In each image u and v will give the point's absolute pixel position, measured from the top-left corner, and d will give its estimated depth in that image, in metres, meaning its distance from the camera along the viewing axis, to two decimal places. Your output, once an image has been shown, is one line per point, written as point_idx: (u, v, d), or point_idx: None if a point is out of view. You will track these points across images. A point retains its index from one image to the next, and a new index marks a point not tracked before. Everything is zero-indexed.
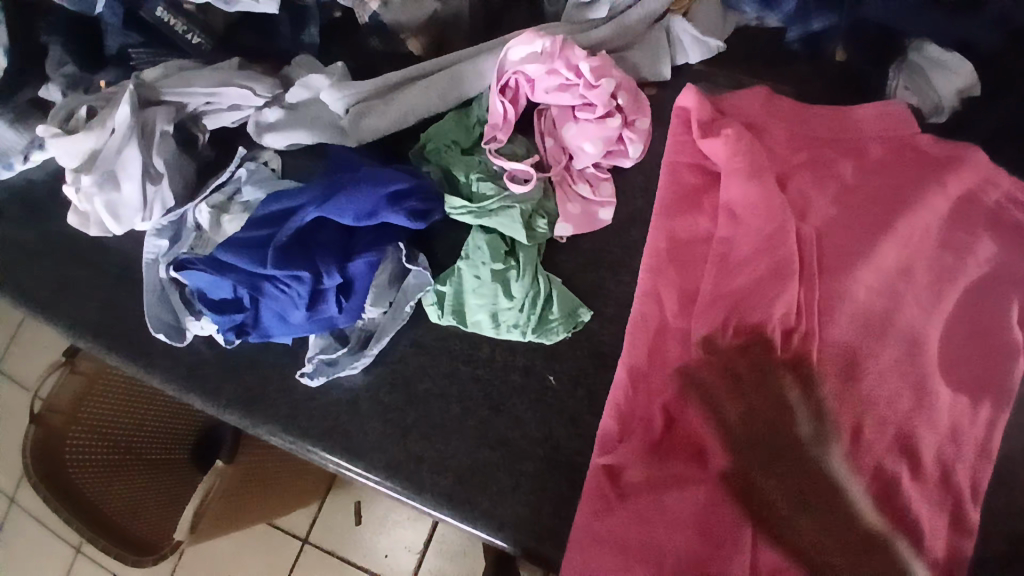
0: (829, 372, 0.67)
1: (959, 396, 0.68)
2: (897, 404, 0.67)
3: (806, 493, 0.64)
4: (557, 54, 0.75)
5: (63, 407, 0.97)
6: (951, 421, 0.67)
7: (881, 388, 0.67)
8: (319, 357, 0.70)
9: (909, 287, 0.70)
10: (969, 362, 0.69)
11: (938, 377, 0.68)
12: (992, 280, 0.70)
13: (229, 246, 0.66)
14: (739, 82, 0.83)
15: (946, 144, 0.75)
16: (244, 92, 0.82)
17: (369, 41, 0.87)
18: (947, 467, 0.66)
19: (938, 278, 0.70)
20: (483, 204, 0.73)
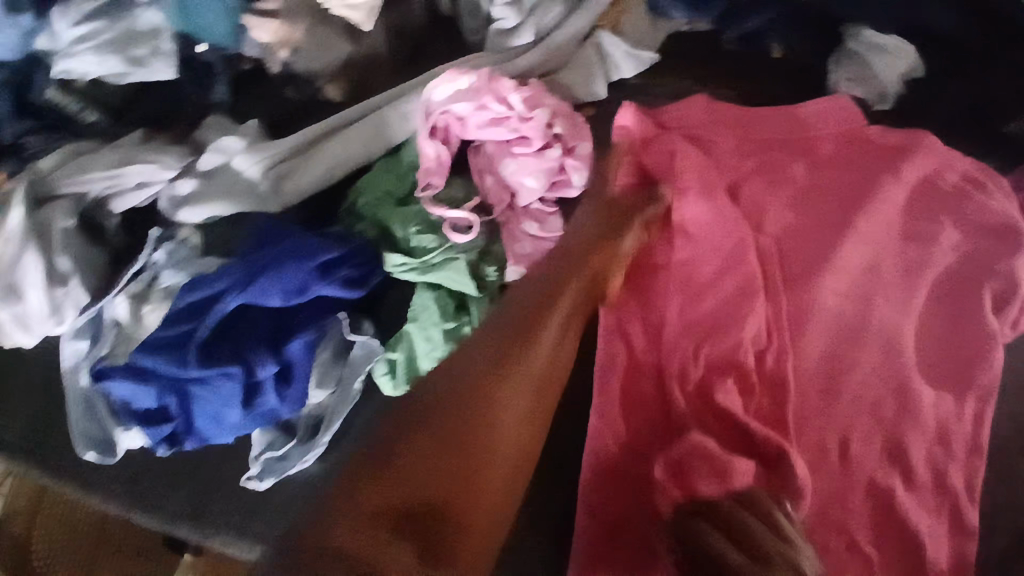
0: (810, 389, 0.64)
1: (945, 392, 0.65)
2: (881, 410, 0.64)
3: (800, 522, 0.61)
4: (484, 89, 0.70)
5: None
6: (941, 421, 0.64)
7: (861, 396, 0.64)
8: (266, 455, 0.65)
9: (876, 287, 0.67)
10: (948, 354, 0.66)
11: (920, 377, 0.65)
12: (959, 266, 0.68)
13: (147, 349, 0.62)
14: (680, 90, 0.78)
15: (896, 132, 0.73)
16: (149, 167, 0.76)
17: (284, 92, 0.78)
18: (944, 469, 0.63)
19: (906, 274, 0.68)
20: (426, 258, 0.68)
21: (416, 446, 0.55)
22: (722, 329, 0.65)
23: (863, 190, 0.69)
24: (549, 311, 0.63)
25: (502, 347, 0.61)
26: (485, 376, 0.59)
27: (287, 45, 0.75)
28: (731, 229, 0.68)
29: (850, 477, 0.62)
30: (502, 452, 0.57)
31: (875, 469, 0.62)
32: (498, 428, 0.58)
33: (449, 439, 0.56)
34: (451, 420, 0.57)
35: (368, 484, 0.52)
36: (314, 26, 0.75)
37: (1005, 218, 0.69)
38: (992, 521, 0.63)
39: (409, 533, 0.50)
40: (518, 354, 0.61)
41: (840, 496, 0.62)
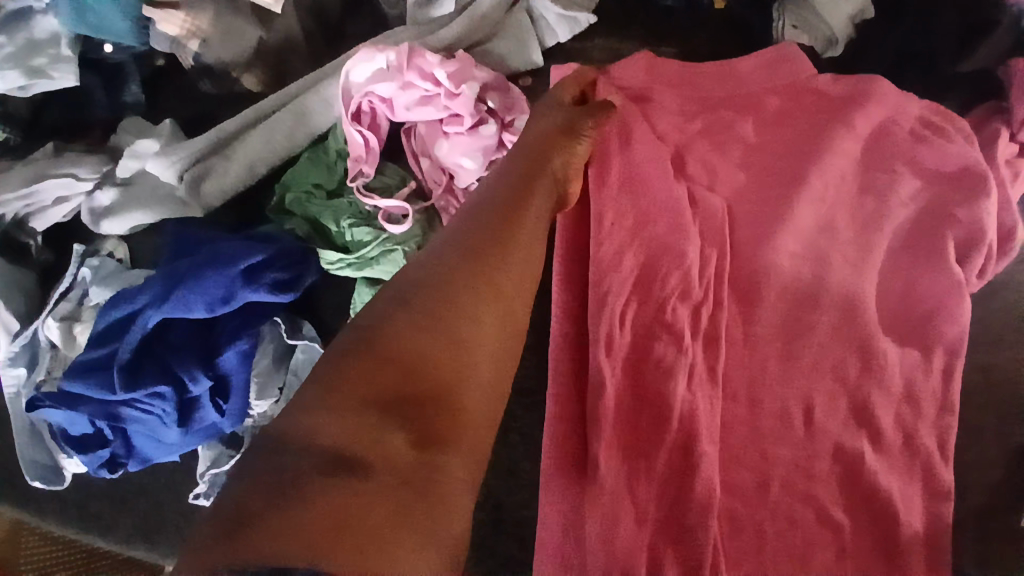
0: (770, 356, 0.62)
1: (910, 348, 0.63)
2: (845, 372, 0.62)
3: (766, 493, 0.59)
4: (406, 66, 0.66)
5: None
6: (907, 380, 0.62)
7: (823, 360, 0.62)
8: (212, 472, 0.62)
9: (833, 245, 0.65)
10: (912, 309, 0.64)
11: (884, 336, 0.62)
12: (919, 217, 0.66)
13: (71, 374, 0.57)
14: (618, 53, 0.75)
15: (847, 79, 0.69)
16: (65, 180, 0.70)
17: (200, 85, 0.76)
18: (913, 427, 0.61)
19: (862, 228, 0.65)
20: (362, 253, 0.64)
21: (386, 331, 0.46)
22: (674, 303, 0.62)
23: (812, 144, 0.66)
24: (525, 197, 0.57)
25: (481, 224, 0.54)
26: (465, 251, 0.52)
27: (195, 36, 0.70)
28: (676, 197, 0.65)
29: (815, 445, 0.60)
30: (482, 330, 0.49)
31: (839, 436, 0.60)
32: (476, 308, 0.50)
33: (424, 315, 0.48)
34: (428, 296, 0.49)
35: (333, 385, 0.43)
36: (221, 12, 0.70)
37: (965, 160, 0.65)
38: (962, 476, 0.62)
39: (366, 460, 0.41)
40: (502, 230, 0.54)
41: (806, 465, 0.60)
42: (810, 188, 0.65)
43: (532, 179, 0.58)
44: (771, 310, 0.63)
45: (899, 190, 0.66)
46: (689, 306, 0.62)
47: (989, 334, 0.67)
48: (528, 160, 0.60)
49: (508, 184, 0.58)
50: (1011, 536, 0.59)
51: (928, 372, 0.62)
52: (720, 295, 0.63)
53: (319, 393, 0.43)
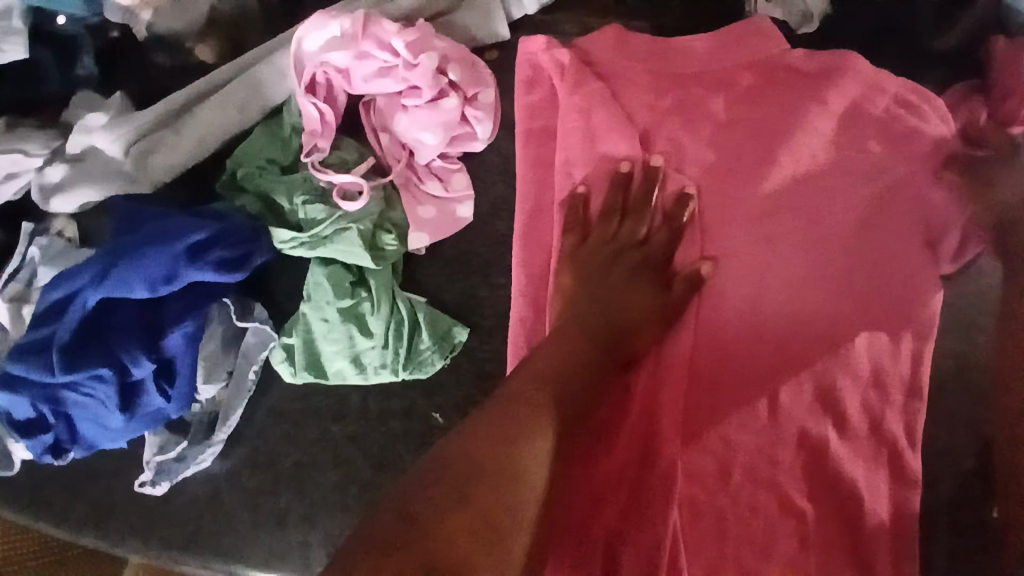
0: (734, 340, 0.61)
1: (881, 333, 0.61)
2: (812, 356, 0.60)
3: (727, 479, 0.59)
4: (361, 34, 0.63)
5: None
6: (876, 365, 0.60)
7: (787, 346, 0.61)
8: (158, 459, 0.60)
9: (800, 230, 0.63)
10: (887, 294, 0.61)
11: (856, 322, 0.61)
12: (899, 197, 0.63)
13: (12, 355, 0.55)
14: (589, 25, 0.72)
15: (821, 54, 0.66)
16: (13, 156, 0.68)
17: (153, 56, 0.73)
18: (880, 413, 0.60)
19: (839, 210, 0.63)
20: (315, 231, 0.61)
21: (471, 487, 0.45)
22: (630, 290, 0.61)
23: (781, 124, 0.64)
24: (601, 357, 0.58)
25: (550, 382, 0.54)
26: (539, 411, 0.52)
27: (148, 6, 0.70)
28: (640, 182, 0.64)
29: (779, 431, 0.59)
30: (533, 504, 0.47)
31: (804, 422, 0.59)
32: (533, 479, 0.48)
33: (496, 479, 0.47)
34: (505, 456, 0.48)
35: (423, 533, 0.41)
36: None
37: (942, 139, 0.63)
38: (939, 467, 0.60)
39: None
40: (566, 394, 0.55)
41: (769, 452, 0.59)
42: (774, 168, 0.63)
43: (653, 311, 0.60)
44: (737, 293, 0.62)
45: (870, 169, 0.63)
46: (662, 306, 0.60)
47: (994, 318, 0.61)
48: (647, 287, 0.61)
49: (587, 333, 0.58)
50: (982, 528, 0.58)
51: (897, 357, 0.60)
52: (685, 279, 0.61)
53: (396, 529, 0.41)
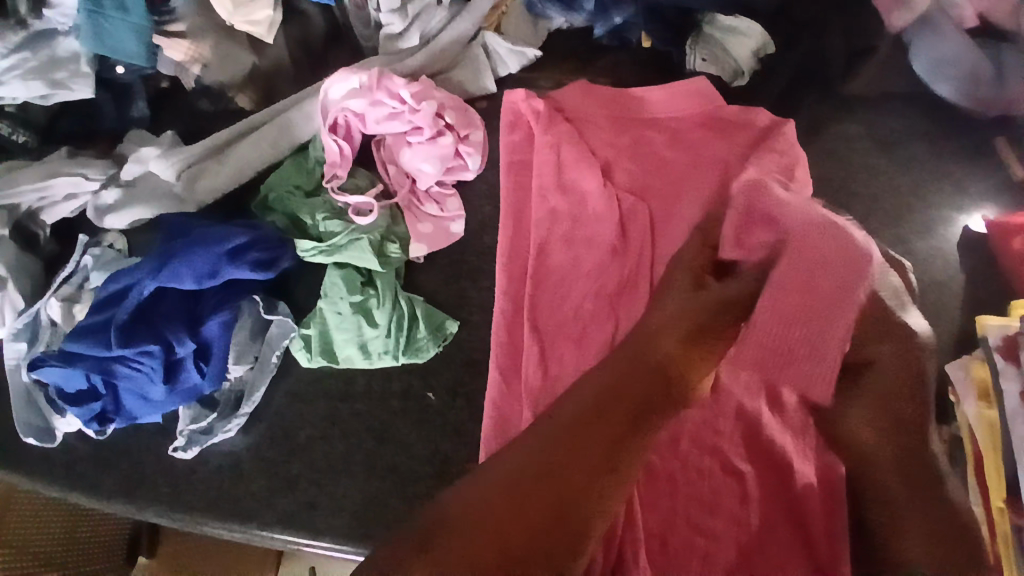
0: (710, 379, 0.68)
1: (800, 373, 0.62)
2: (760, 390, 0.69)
3: (677, 446, 0.69)
4: (375, 86, 0.78)
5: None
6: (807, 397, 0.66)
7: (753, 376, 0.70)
8: (190, 428, 0.70)
9: (807, 268, 0.61)
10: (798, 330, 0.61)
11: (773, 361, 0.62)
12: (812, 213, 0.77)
13: (73, 335, 0.66)
14: (562, 80, 0.88)
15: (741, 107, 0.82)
16: (74, 179, 0.80)
17: (198, 104, 0.88)
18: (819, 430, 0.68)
19: None
20: (333, 241, 0.74)
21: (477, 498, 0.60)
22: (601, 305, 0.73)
23: (717, 155, 0.79)
24: (613, 401, 0.63)
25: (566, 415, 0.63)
26: (556, 457, 0.61)
27: (198, 61, 0.82)
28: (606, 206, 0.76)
29: (721, 405, 0.71)
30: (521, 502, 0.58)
31: (739, 398, 0.71)
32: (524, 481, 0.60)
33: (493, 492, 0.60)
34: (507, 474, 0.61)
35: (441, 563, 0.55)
36: (221, 40, 0.83)
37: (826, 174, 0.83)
38: None
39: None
40: (580, 438, 0.62)
41: (712, 423, 0.70)
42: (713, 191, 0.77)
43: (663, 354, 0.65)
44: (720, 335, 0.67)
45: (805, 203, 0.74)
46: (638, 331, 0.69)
47: None
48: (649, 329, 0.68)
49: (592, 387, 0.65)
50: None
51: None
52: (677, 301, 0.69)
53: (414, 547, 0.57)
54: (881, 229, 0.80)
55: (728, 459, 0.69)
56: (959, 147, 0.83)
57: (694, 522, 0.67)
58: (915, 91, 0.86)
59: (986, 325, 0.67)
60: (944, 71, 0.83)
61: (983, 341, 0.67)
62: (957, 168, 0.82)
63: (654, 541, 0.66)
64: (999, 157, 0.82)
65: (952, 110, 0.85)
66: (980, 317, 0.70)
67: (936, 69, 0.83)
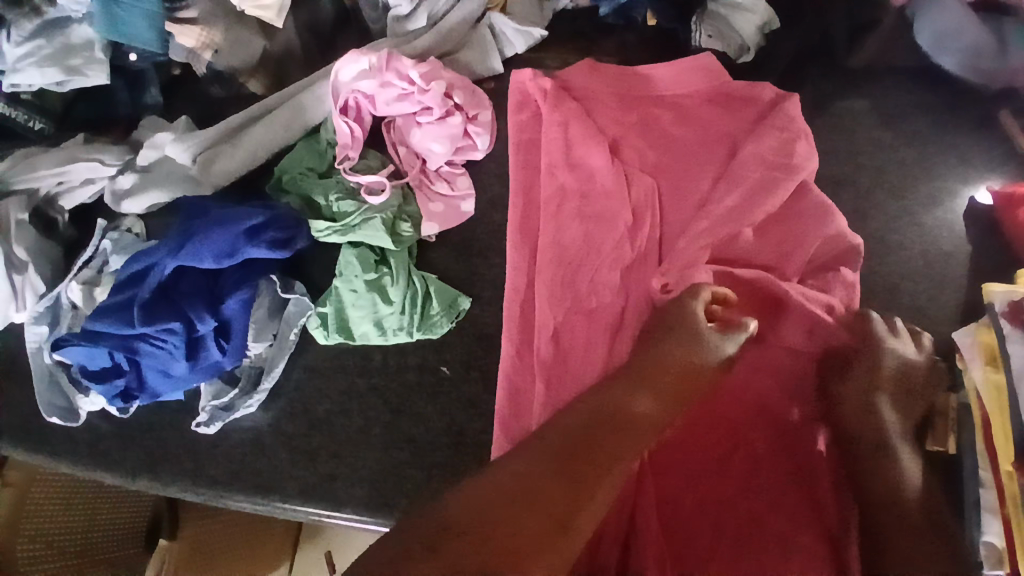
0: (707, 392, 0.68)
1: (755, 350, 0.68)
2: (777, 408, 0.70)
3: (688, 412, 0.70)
4: (385, 67, 0.78)
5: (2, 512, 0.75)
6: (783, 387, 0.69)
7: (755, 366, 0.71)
8: (213, 404, 0.72)
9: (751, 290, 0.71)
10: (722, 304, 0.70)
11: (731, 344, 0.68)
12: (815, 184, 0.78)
13: (97, 314, 0.68)
14: (568, 60, 0.89)
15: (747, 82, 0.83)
16: (92, 164, 0.82)
17: (210, 90, 0.89)
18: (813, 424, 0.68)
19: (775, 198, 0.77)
20: (346, 221, 0.75)
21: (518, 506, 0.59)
22: (606, 284, 0.73)
23: (722, 131, 0.80)
24: (626, 406, 0.64)
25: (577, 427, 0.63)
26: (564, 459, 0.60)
27: (209, 48, 0.83)
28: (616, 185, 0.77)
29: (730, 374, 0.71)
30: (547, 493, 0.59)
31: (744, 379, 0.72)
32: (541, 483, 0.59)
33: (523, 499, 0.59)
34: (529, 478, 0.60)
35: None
36: (232, 26, 0.83)
37: (833, 148, 0.83)
38: None
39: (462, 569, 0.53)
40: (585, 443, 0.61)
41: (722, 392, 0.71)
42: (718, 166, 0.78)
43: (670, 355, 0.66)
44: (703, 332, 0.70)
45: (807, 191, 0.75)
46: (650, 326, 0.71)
47: (890, 282, 0.77)
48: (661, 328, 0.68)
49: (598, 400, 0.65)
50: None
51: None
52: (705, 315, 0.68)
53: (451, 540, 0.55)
54: (886, 201, 0.81)
55: (737, 425, 0.70)
56: (964, 119, 0.84)
57: (706, 488, 0.68)
58: (918, 64, 0.87)
59: (991, 292, 0.67)
60: (946, 44, 0.83)
61: (988, 307, 0.67)
62: (961, 140, 0.83)
63: (667, 507, 0.67)
64: (1002, 129, 0.83)
65: (955, 82, 0.86)
66: (986, 284, 0.70)
67: (939, 41, 0.84)
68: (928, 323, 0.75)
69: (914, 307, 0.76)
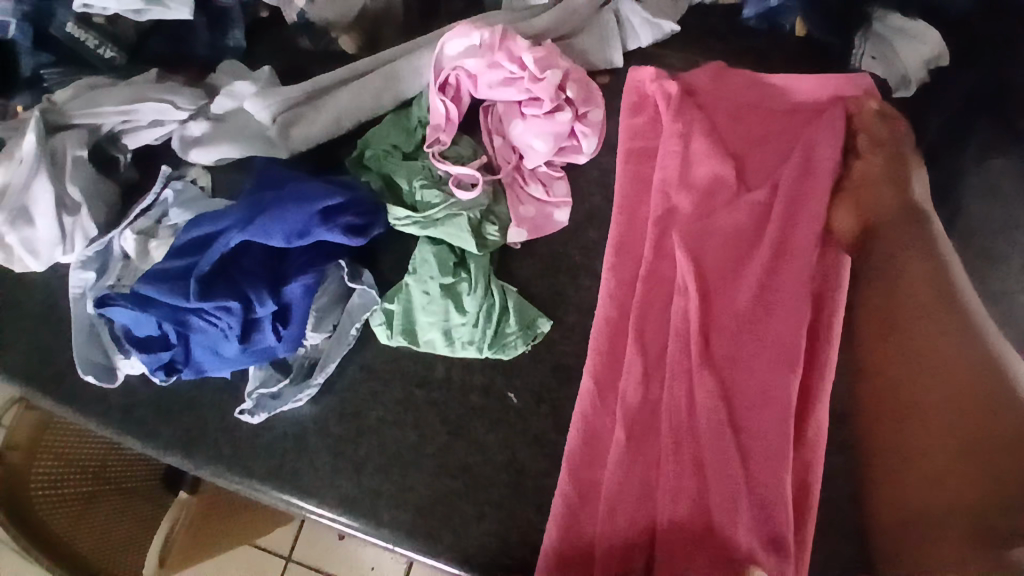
0: None
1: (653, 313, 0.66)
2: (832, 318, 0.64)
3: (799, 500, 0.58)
4: (498, 46, 0.69)
5: (19, 446, 0.83)
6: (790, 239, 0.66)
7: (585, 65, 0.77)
8: (260, 391, 0.66)
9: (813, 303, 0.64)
10: (660, 293, 0.67)
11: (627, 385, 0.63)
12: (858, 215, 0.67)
13: (151, 278, 0.61)
14: (695, 62, 0.79)
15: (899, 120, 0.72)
16: (161, 106, 0.74)
17: (299, 42, 0.82)
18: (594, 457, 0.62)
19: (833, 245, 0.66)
20: (429, 213, 0.68)
21: None
22: (760, 332, 0.63)
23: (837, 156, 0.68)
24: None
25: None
26: None
27: None
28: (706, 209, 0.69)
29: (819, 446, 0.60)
30: None
31: None
32: None
33: None
34: None
35: None
36: None
37: (1002, 207, 0.70)
38: None
39: None
40: None
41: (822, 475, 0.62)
42: (852, 199, 0.68)
43: None
44: (616, 383, 0.64)
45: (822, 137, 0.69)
46: (741, 345, 0.63)
47: None
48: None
49: None
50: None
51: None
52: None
53: None
54: None
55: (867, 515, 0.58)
56: None
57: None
58: None
59: None
60: None
61: None
62: None
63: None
64: None
65: None
66: None
67: None
68: None
69: None
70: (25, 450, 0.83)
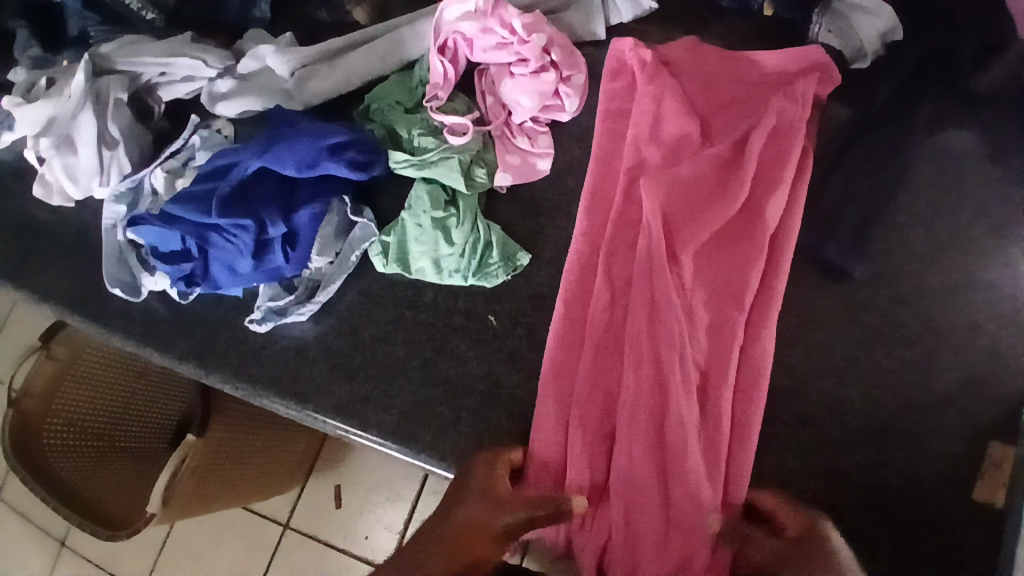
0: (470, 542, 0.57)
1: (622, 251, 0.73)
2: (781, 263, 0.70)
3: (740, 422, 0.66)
4: (490, 13, 0.78)
5: (39, 393, 0.97)
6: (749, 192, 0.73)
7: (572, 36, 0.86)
8: (268, 304, 0.75)
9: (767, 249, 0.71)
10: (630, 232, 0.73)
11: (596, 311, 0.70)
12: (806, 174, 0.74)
13: (180, 199, 0.70)
14: (671, 37, 0.87)
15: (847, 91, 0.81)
16: (194, 62, 0.84)
17: (317, 13, 0.92)
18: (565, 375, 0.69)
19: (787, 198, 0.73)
20: (424, 156, 0.76)
21: None
22: (715, 271, 0.70)
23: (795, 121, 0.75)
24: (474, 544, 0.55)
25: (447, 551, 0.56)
26: None
27: None
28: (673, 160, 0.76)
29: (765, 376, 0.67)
30: None
31: (780, 385, 0.71)
32: None
33: None
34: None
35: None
36: None
37: (943, 167, 0.77)
38: (927, 467, 0.67)
39: None
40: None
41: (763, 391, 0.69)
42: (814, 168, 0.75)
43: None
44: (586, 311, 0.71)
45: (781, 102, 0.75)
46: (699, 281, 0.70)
47: (973, 319, 0.71)
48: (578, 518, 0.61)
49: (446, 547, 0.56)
50: (924, 500, 0.66)
51: (877, 347, 0.72)
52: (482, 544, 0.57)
53: None
54: (984, 235, 0.74)
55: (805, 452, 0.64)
56: None
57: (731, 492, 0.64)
58: None
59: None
60: None
61: None
62: None
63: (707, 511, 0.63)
64: None
65: None
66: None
67: None
68: (1011, 375, 0.69)
69: (995, 351, 0.70)
70: (40, 399, 0.97)
